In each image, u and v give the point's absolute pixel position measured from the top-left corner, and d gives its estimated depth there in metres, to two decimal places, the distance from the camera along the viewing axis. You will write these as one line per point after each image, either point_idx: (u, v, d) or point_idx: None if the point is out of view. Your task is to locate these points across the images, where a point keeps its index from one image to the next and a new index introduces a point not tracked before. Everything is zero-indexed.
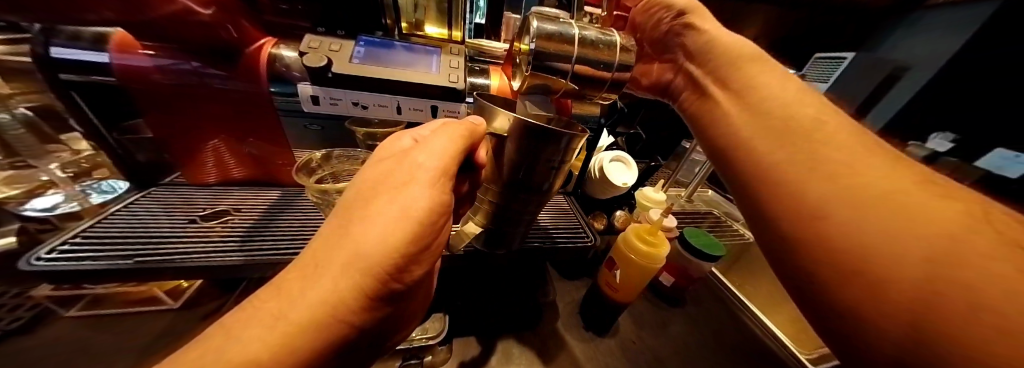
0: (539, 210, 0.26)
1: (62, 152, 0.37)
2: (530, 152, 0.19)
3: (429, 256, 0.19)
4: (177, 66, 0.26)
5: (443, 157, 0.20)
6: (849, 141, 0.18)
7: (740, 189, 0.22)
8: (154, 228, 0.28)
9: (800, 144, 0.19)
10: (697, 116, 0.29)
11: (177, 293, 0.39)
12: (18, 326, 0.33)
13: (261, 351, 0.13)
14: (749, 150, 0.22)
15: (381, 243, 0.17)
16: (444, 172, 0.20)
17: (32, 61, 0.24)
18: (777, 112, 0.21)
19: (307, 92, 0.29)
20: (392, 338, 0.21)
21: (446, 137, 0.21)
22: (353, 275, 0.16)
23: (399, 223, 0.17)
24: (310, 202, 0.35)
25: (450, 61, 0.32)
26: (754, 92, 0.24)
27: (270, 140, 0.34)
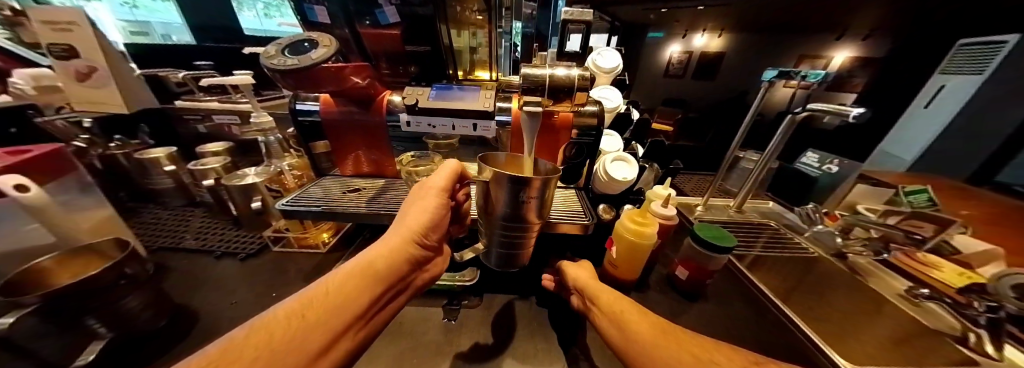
0: (530, 230, 0.36)
1: (288, 157, 0.67)
2: (510, 193, 0.31)
3: (440, 229, 0.34)
4: (344, 110, 0.49)
5: (443, 181, 0.35)
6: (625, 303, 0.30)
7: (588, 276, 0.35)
8: (325, 195, 0.50)
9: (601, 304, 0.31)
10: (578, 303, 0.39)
11: (324, 244, 0.62)
12: (254, 252, 0.60)
13: (375, 262, 0.27)
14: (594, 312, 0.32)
15: (416, 220, 0.31)
16: (444, 188, 0.35)
17: (290, 113, 0.50)
18: (595, 283, 0.35)
19: (404, 119, 0.48)
20: (423, 285, 0.34)
21: (444, 173, 0.36)
22: (404, 237, 0.30)
23: (423, 211, 0.32)
24: (402, 187, 0.54)
25: (487, 94, 0.48)
26: (588, 275, 0.38)
27: (382, 151, 0.53)
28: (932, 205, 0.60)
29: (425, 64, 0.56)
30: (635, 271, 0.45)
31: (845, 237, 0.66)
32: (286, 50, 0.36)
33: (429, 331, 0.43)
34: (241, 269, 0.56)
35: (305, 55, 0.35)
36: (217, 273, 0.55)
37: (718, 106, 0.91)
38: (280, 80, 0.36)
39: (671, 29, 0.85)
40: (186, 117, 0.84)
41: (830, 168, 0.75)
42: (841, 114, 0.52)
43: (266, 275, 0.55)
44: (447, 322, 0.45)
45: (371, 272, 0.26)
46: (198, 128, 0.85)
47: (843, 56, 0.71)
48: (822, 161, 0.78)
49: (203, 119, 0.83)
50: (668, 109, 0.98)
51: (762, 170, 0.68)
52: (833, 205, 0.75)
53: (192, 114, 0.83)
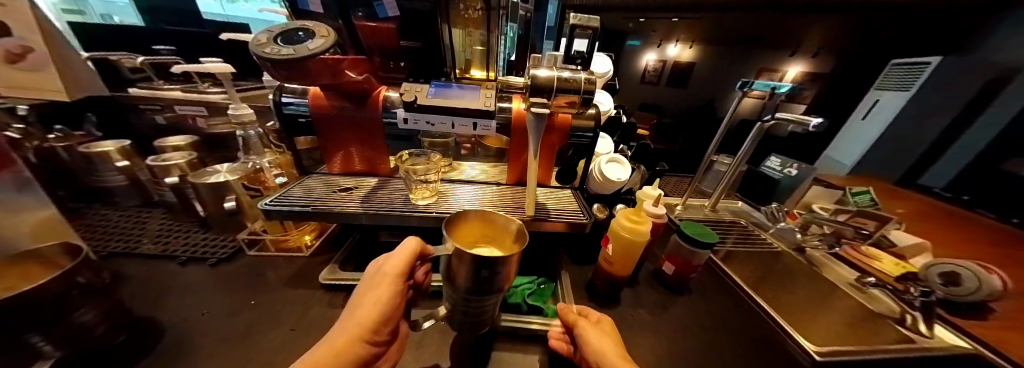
0: (497, 302, 0.33)
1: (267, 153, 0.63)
2: (474, 273, 0.27)
3: (394, 318, 0.30)
4: (335, 105, 0.46)
5: (402, 258, 0.31)
6: None
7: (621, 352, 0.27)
8: (313, 194, 0.48)
9: None
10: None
11: (308, 247, 0.59)
12: (226, 257, 0.55)
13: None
14: None
15: (369, 311, 0.28)
16: (405, 268, 0.31)
17: (274, 106, 0.47)
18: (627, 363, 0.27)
19: (400, 116, 0.46)
20: None
21: (403, 250, 0.31)
22: (352, 335, 0.26)
23: (376, 301, 0.28)
24: (396, 186, 0.52)
25: (487, 93, 0.48)
26: (613, 344, 0.29)
27: (376, 148, 0.51)
28: (873, 205, 0.71)
29: (422, 60, 0.55)
30: (628, 267, 0.47)
31: (804, 233, 0.73)
32: (279, 39, 0.33)
33: (428, 334, 0.42)
34: (212, 276, 0.51)
35: (302, 45, 0.33)
36: (183, 281, 0.49)
37: (689, 113, 0.96)
38: (270, 69, 0.34)
39: (648, 38, 0.88)
40: (141, 106, 0.76)
41: (790, 172, 0.80)
42: (803, 123, 0.59)
43: (241, 281, 0.51)
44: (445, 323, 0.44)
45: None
46: (156, 118, 0.77)
47: (797, 70, 0.83)
48: (783, 165, 0.84)
49: (163, 109, 0.75)
50: (645, 113, 1.01)
51: (734, 172, 0.74)
52: (793, 204, 0.80)
53: (148, 104, 0.74)
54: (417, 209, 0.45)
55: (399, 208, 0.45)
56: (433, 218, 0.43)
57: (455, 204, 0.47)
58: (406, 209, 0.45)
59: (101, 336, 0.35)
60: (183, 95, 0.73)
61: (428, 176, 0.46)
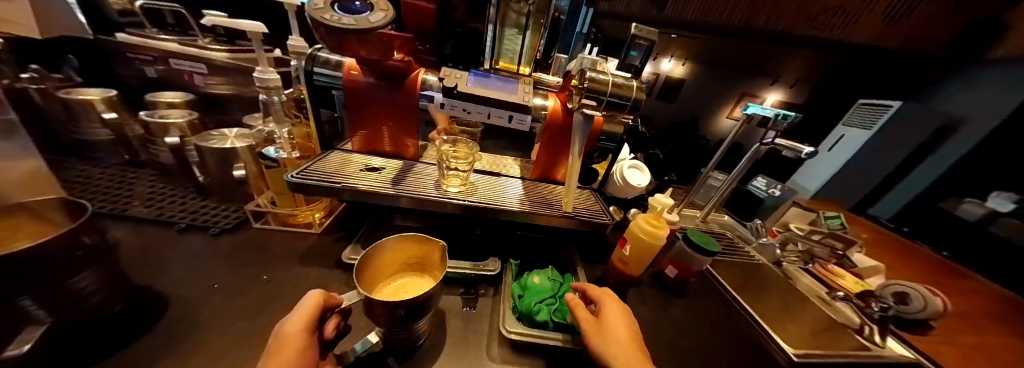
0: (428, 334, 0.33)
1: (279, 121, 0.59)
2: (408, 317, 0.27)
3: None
4: (370, 81, 0.44)
5: (302, 314, 0.27)
6: None
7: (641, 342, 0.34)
8: (340, 170, 0.46)
9: None
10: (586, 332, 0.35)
11: (319, 224, 0.56)
12: (230, 227, 0.52)
13: None
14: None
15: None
16: (308, 321, 0.27)
17: (303, 74, 0.44)
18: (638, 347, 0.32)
19: (438, 101, 0.46)
20: None
21: (297, 310, 0.27)
22: None
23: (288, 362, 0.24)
24: (423, 170, 0.51)
25: (525, 88, 0.48)
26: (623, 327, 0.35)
27: (406, 132, 0.50)
28: (842, 229, 0.78)
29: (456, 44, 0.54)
30: (641, 268, 0.50)
31: (784, 249, 0.80)
32: (335, 5, 0.32)
33: (452, 321, 0.43)
34: (216, 248, 0.48)
35: (361, 15, 0.32)
36: (185, 251, 0.46)
37: (674, 128, 1.03)
38: (320, 33, 0.32)
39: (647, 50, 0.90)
40: (129, 54, 0.70)
41: (775, 192, 0.86)
42: (796, 150, 0.64)
43: (248, 254, 0.48)
44: (467, 310, 0.45)
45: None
46: (146, 70, 0.72)
47: (774, 98, 0.92)
48: (768, 185, 0.89)
49: (156, 61, 0.70)
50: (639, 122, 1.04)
51: (728, 188, 0.79)
52: (772, 222, 0.86)
53: (139, 53, 0.69)
54: (449, 196, 0.45)
55: (430, 194, 0.45)
56: (465, 206, 0.44)
57: (484, 195, 0.48)
58: (436, 195, 0.45)
59: (103, 306, 0.32)
60: (179, 49, 0.68)
61: (460, 165, 0.46)
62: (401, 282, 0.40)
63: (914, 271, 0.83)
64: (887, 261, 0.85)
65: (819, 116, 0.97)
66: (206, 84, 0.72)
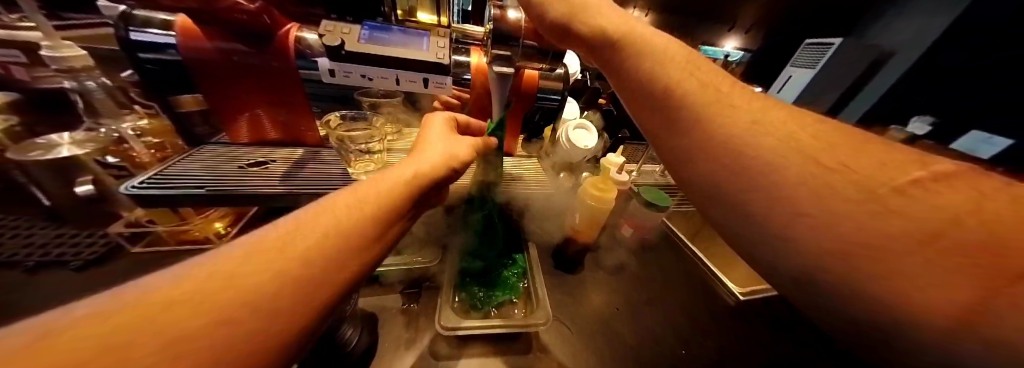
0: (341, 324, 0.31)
1: (130, 115, 0.46)
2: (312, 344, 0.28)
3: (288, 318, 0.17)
4: (225, 47, 0.34)
5: (222, 253, 0.17)
6: (761, 107, 0.22)
7: (701, 100, 0.22)
8: (211, 170, 0.36)
9: (702, 119, 0.21)
10: (633, 71, 0.25)
11: (221, 236, 0.47)
12: (96, 258, 0.41)
13: (241, 322, 0.15)
14: (721, 118, 0.21)
15: (204, 273, 0.16)
16: (230, 261, 0.17)
17: (118, 45, 0.32)
18: (696, 71, 0.24)
19: (325, 66, 0.36)
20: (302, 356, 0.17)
21: (190, 262, 0.17)
22: (228, 298, 0.15)
23: (215, 267, 0.16)
24: (329, 158, 0.43)
25: (438, 41, 0.39)
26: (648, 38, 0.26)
27: (299, 112, 0.41)
28: None
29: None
30: (592, 234, 0.49)
31: None
32: None
33: (388, 326, 0.39)
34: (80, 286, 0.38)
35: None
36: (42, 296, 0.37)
37: None
38: None
39: None
40: None
41: None
42: None
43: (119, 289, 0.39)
44: (407, 308, 0.42)
45: (256, 269, 0.17)
46: None
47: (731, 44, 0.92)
48: None
49: None
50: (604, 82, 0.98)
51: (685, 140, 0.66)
52: None
53: None
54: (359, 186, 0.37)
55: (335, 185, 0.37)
56: None
57: None
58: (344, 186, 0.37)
59: None
60: None
61: (371, 144, 0.40)
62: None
63: None
64: None
65: (772, 56, 0.99)
66: (34, 78, 0.51)
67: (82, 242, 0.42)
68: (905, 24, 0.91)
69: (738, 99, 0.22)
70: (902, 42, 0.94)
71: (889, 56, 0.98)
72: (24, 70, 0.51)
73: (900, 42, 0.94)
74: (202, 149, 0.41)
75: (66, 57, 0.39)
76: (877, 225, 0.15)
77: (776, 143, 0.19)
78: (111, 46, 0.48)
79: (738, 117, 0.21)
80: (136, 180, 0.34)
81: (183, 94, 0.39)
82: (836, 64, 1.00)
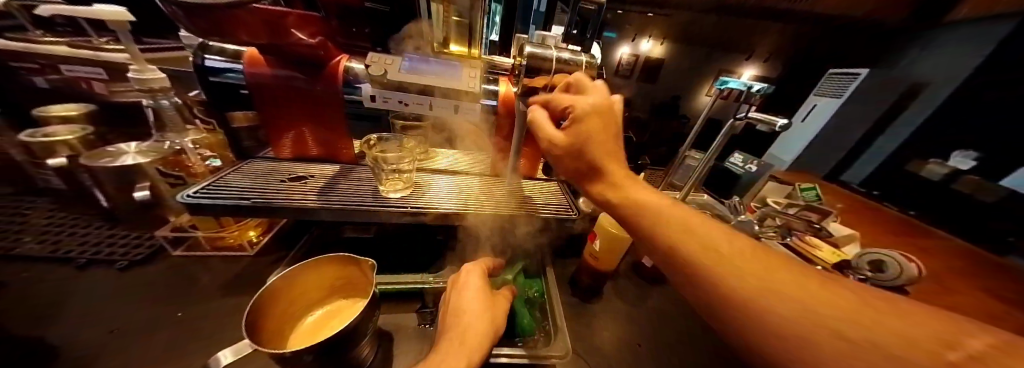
0: (360, 345, 0.31)
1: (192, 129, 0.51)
2: (332, 360, 0.29)
3: None
4: (284, 74, 0.38)
5: None
6: (771, 264, 0.19)
7: (690, 245, 0.21)
8: (257, 183, 0.39)
9: (702, 262, 0.20)
10: (624, 203, 0.26)
11: (252, 245, 0.49)
12: (140, 258, 0.44)
13: None
14: (719, 268, 0.20)
15: None
16: None
17: (194, 70, 0.37)
18: (682, 218, 0.23)
19: (368, 93, 0.39)
20: None
21: None
22: None
23: None
24: (361, 175, 0.46)
25: (470, 72, 0.42)
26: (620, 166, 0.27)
27: (339, 133, 0.45)
28: (818, 200, 0.76)
29: None
30: (613, 263, 0.48)
31: (761, 225, 0.71)
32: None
33: (403, 346, 0.39)
34: (121, 285, 0.41)
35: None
36: (89, 293, 0.39)
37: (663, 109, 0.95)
38: (183, 18, 0.26)
39: (623, 31, 0.81)
40: (13, 63, 0.57)
41: (750, 167, 0.80)
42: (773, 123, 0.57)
43: (156, 290, 0.41)
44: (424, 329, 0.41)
45: None
46: (37, 81, 0.59)
47: (751, 73, 0.93)
48: (745, 161, 0.83)
49: (46, 69, 0.57)
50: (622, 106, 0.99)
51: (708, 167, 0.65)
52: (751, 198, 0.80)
53: (23, 61, 0.56)
54: (388, 204, 0.39)
55: (366, 202, 0.39)
56: (410, 214, 0.38)
57: (435, 197, 0.42)
58: (374, 203, 0.39)
59: None
60: (71, 52, 0.56)
61: (401, 165, 0.42)
62: (335, 307, 0.38)
63: (891, 234, 0.84)
64: (862, 226, 0.85)
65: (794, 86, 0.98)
66: (111, 92, 0.59)
67: (129, 243, 0.46)
68: (942, 61, 0.94)
69: (739, 250, 0.20)
70: (939, 74, 0.96)
71: (920, 87, 0.99)
72: (103, 85, 0.59)
73: (938, 74, 0.96)
74: (251, 161, 0.45)
75: (148, 80, 0.44)
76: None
77: (781, 293, 0.18)
78: (183, 68, 0.55)
79: (736, 268, 0.19)
80: (191, 189, 0.37)
81: (237, 112, 0.42)
82: (868, 90, 0.98)
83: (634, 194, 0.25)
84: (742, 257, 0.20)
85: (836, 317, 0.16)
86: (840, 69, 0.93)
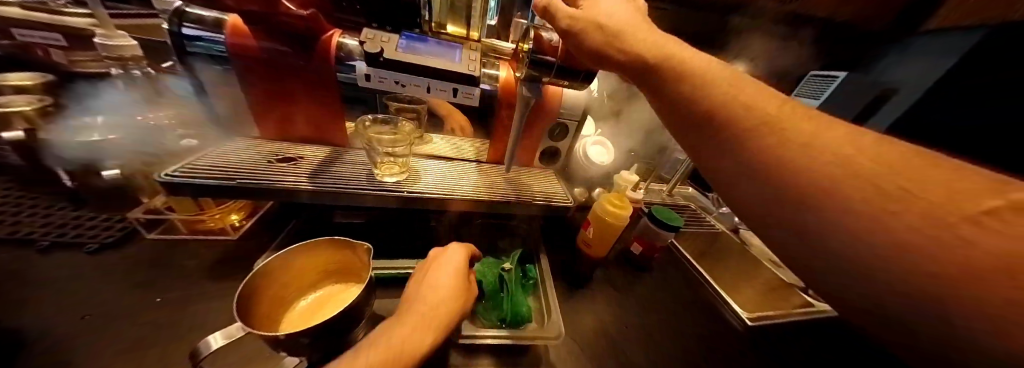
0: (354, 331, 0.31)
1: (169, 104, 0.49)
2: (327, 346, 0.29)
3: None
4: (272, 48, 0.36)
5: None
6: (817, 128, 0.19)
7: (724, 109, 0.21)
8: (244, 163, 0.38)
9: (743, 118, 0.20)
10: (660, 66, 0.24)
11: (235, 228, 0.48)
12: (112, 241, 0.41)
13: None
14: (759, 124, 0.19)
15: None
16: None
17: (170, 38, 0.34)
18: (722, 80, 0.22)
19: (363, 71, 0.38)
20: None
21: None
22: None
23: None
24: (354, 158, 0.44)
25: (470, 55, 0.41)
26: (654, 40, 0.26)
27: (330, 114, 0.43)
28: None
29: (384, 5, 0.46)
30: (605, 250, 0.49)
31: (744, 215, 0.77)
32: None
33: None
34: (91, 268, 0.38)
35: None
36: (59, 276, 0.37)
37: None
38: None
39: None
40: None
41: None
42: None
43: (133, 275, 0.39)
44: None
45: None
46: None
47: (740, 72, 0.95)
48: None
49: None
50: None
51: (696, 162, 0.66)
52: None
53: None
54: (384, 188, 0.38)
55: (360, 185, 0.38)
56: (406, 199, 0.38)
57: (431, 183, 0.41)
58: (369, 187, 0.38)
59: None
60: (21, 13, 0.50)
61: (397, 149, 0.40)
62: (329, 291, 0.37)
63: None
64: None
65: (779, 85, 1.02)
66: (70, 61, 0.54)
67: (98, 225, 0.43)
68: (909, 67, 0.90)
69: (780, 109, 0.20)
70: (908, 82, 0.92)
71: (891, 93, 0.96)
72: (62, 53, 0.53)
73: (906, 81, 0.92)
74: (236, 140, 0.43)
75: None
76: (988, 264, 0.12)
77: (824, 137, 0.18)
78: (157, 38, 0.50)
79: (794, 130, 0.18)
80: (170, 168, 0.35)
81: (216, 86, 0.39)
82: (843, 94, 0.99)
83: (681, 54, 0.24)
84: (787, 115, 0.19)
85: (885, 176, 0.15)
86: (820, 71, 0.97)
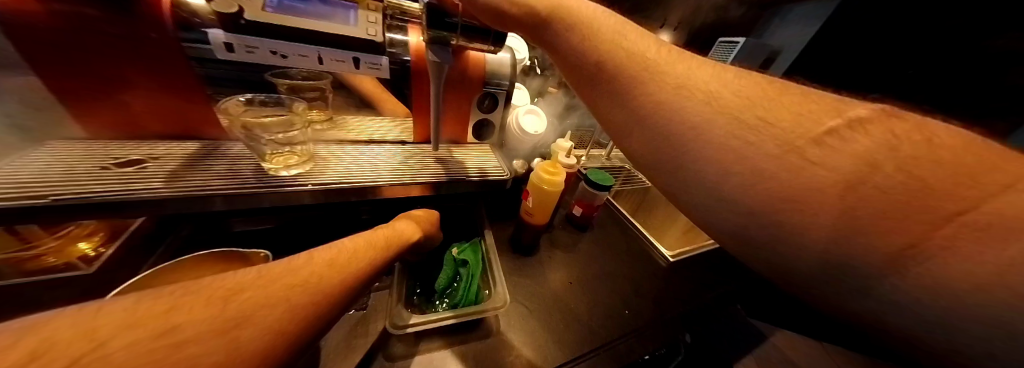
0: None
1: None
2: None
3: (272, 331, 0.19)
4: (62, 8, 0.25)
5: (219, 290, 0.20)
6: (690, 66, 0.22)
7: (613, 61, 0.23)
8: (56, 172, 0.27)
9: (630, 66, 0.22)
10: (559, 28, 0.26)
11: (91, 259, 0.35)
12: None
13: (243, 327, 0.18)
14: (645, 72, 0.22)
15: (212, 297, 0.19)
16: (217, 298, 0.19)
17: None
18: (608, 33, 0.24)
19: (218, 39, 0.29)
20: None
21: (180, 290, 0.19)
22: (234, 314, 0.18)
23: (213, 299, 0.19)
24: (235, 151, 0.37)
25: (367, 16, 0.35)
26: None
27: (192, 99, 0.34)
28: None
29: None
30: (546, 216, 0.51)
31: None
32: None
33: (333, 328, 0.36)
34: None
35: None
36: None
37: None
38: None
39: None
40: None
41: None
42: None
43: None
44: (357, 314, 0.39)
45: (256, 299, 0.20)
46: None
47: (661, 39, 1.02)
48: None
49: None
50: None
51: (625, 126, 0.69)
52: None
53: None
54: (282, 182, 0.33)
55: (245, 183, 0.32)
56: (316, 192, 0.33)
57: (342, 169, 0.37)
58: (261, 182, 0.32)
59: None
60: None
61: (291, 133, 0.36)
62: None
63: None
64: None
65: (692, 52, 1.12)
66: None
67: None
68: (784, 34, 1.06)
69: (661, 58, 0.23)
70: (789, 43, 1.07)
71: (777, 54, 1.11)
72: None
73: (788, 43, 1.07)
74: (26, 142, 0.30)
75: None
76: (797, 175, 0.17)
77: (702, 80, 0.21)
78: None
79: (669, 76, 0.21)
80: None
81: None
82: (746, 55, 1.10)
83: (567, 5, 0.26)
84: (666, 62, 0.22)
85: (738, 114, 0.19)
86: (726, 37, 1.07)
